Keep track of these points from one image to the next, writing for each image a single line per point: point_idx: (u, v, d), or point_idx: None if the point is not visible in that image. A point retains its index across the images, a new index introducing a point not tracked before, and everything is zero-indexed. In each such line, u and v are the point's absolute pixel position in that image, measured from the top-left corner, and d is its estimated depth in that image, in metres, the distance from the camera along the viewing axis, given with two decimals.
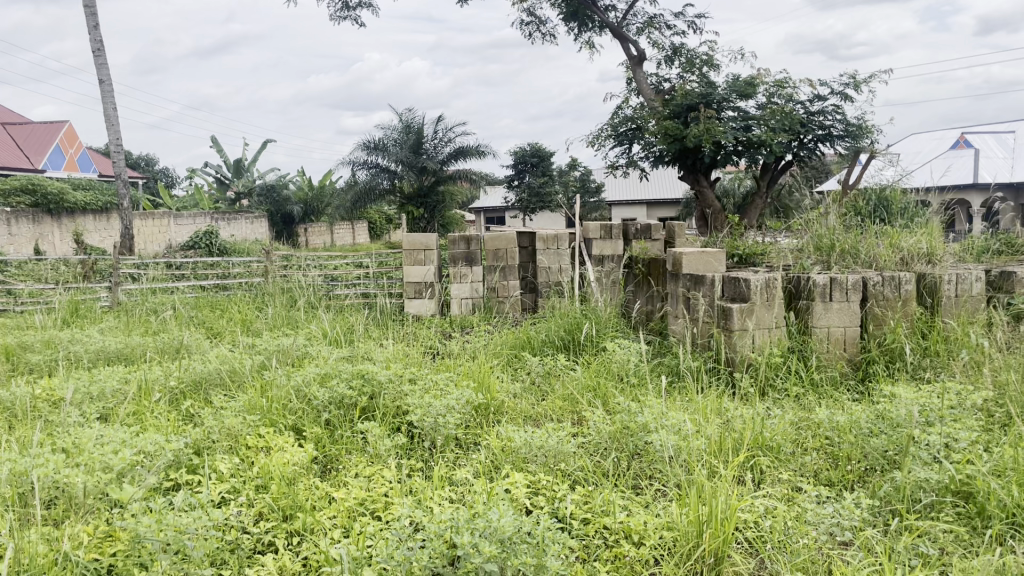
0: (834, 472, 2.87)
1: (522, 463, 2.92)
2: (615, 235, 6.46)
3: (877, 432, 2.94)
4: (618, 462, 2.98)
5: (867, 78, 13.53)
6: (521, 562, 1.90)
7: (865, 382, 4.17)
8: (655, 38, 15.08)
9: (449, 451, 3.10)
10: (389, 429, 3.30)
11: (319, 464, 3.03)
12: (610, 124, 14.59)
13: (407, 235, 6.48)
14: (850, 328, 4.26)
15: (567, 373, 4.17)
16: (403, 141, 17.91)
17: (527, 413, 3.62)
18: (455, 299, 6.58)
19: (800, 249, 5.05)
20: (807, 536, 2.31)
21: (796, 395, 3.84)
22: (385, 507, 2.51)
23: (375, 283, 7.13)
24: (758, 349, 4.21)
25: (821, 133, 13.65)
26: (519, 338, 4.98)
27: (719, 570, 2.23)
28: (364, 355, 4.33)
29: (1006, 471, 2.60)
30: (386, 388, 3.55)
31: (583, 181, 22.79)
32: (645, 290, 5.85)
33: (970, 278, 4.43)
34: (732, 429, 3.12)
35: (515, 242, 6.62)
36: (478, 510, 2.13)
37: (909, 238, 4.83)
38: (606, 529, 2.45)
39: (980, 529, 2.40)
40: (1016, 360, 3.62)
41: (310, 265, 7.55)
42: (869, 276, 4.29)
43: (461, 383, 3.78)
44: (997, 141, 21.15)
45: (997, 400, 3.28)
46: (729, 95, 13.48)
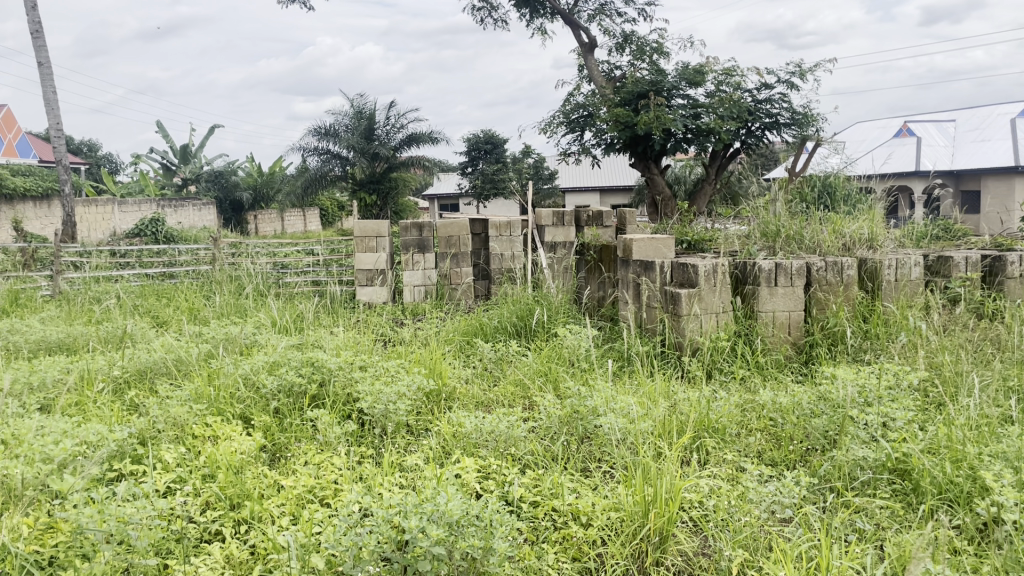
0: (777, 452, 2.94)
1: (472, 448, 2.94)
2: (567, 222, 6.44)
3: (818, 413, 3.03)
4: (568, 445, 3.02)
5: (813, 67, 13.74)
6: (469, 545, 1.92)
7: (809, 364, 4.28)
8: (606, 25, 15.14)
9: (400, 438, 3.11)
10: (338, 416, 3.29)
11: (267, 452, 3.01)
12: (563, 111, 14.62)
13: (358, 222, 6.40)
14: (794, 312, 4.36)
15: (518, 359, 4.20)
16: (354, 127, 17.72)
17: (478, 399, 3.64)
18: (407, 286, 6.56)
19: (746, 234, 5.13)
20: (749, 514, 2.37)
21: (741, 378, 3.95)
22: (334, 494, 2.52)
23: (325, 271, 7.04)
24: (706, 333, 4.30)
25: (768, 120, 13.86)
26: (471, 324, 4.99)
27: (664, 549, 2.28)
28: (314, 342, 4.32)
29: (939, 449, 2.69)
30: (336, 375, 3.54)
31: (536, 168, 22.98)
32: (597, 276, 5.96)
33: (909, 263, 4.53)
34: (678, 412, 3.20)
35: (467, 228, 6.51)
36: (427, 494, 2.14)
37: (852, 224, 4.93)
38: (554, 511, 2.49)
39: (914, 504, 2.49)
40: (951, 343, 3.72)
41: (258, 252, 7.47)
42: (813, 261, 4.39)
43: (412, 369, 3.77)
44: (938, 129, 21.73)
45: (933, 381, 3.40)
46: (679, 83, 13.63)
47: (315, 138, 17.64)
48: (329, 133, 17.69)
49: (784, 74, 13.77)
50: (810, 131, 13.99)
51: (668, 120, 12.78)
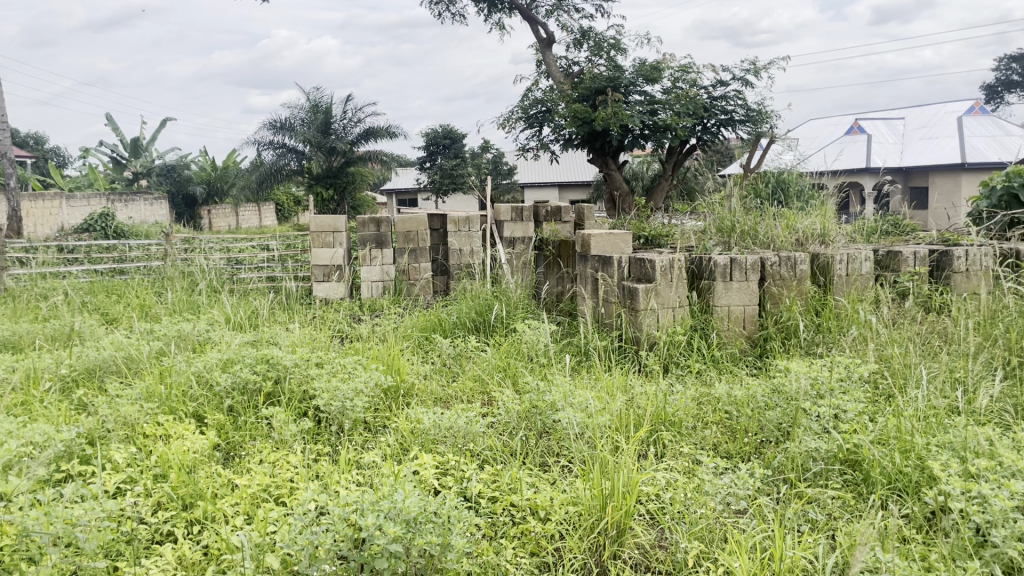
0: (732, 444, 2.98)
1: (430, 444, 2.93)
2: (525, 217, 6.52)
3: (772, 405, 3.07)
4: (527, 440, 3.03)
5: (767, 64, 13.92)
6: (426, 542, 1.91)
7: (763, 358, 4.35)
8: (564, 21, 15.16)
9: (357, 435, 3.08)
10: (294, 413, 3.25)
11: (220, 451, 2.96)
12: (521, 106, 14.61)
13: (315, 217, 6.33)
14: (749, 306, 4.43)
15: (477, 354, 4.19)
16: (311, 121, 17.50)
17: (436, 396, 3.62)
18: (366, 282, 6.48)
19: (702, 230, 5.18)
20: (704, 506, 2.40)
21: (697, 371, 4.00)
22: (290, 492, 2.49)
23: (280, 266, 6.95)
24: (662, 327, 4.34)
25: (723, 117, 14.02)
26: (430, 321, 4.96)
27: (621, 543, 2.29)
28: (270, 339, 4.26)
29: (889, 439, 2.75)
30: (292, 372, 3.50)
31: (495, 163, 22.97)
32: (556, 271, 6.01)
33: (860, 258, 4.62)
34: (635, 406, 3.23)
35: (426, 224, 6.53)
36: (384, 492, 2.12)
37: (805, 220, 5.02)
38: (512, 506, 2.49)
39: (865, 494, 2.55)
40: (900, 336, 3.80)
41: (212, 247, 7.34)
42: (767, 256, 4.46)
43: (369, 366, 3.74)
44: (888, 126, 22.22)
45: (882, 373, 3.47)
46: (636, 80, 13.71)
47: (270, 132, 17.39)
48: (284, 127, 17.46)
49: (739, 72, 13.95)
50: (764, 128, 14.18)
51: (625, 117, 12.87)
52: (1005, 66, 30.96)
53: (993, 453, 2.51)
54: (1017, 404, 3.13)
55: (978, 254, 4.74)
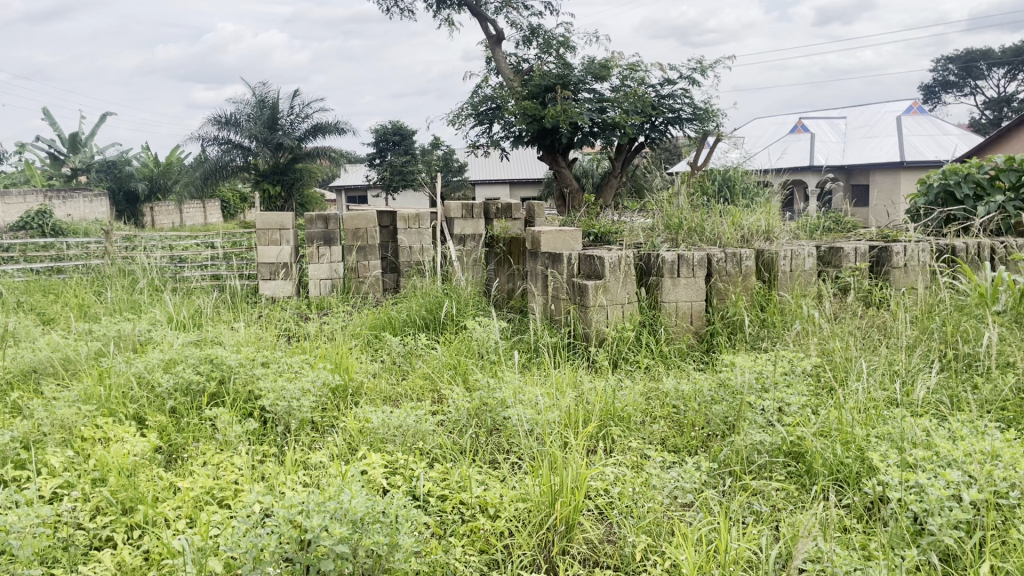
0: (680, 438, 3.02)
1: (379, 443, 2.90)
2: (477, 215, 6.44)
3: (718, 399, 3.12)
4: (477, 438, 3.03)
5: (714, 63, 14.11)
6: (374, 542, 1.89)
7: (710, 353, 4.41)
8: (513, 18, 15.17)
9: (304, 435, 3.04)
10: (239, 414, 3.19)
11: (163, 454, 2.90)
12: (470, 103, 14.58)
13: (260, 215, 6.24)
14: (696, 302, 4.50)
15: (427, 352, 4.17)
16: (257, 116, 17.22)
17: (386, 395, 3.59)
18: (314, 280, 6.41)
19: (651, 227, 5.23)
20: (652, 500, 2.43)
21: (645, 367, 4.05)
22: (234, 494, 2.44)
23: (225, 263, 6.83)
24: (612, 324, 4.38)
25: (671, 116, 14.16)
26: (380, 318, 4.92)
27: (570, 538, 2.31)
28: (214, 339, 4.18)
29: (831, 431, 2.81)
30: (237, 372, 3.44)
31: (446, 160, 22.88)
32: (507, 269, 6.03)
33: (803, 254, 4.71)
34: (584, 402, 3.25)
35: (375, 222, 6.46)
36: (330, 492, 2.10)
37: (750, 217, 5.10)
38: (462, 504, 2.48)
39: (808, 485, 2.60)
40: (842, 330, 3.88)
41: (155, 245, 7.18)
42: (714, 253, 4.53)
43: (317, 365, 3.70)
44: (830, 126, 22.75)
45: (825, 366, 3.54)
46: (585, 77, 13.78)
47: (215, 127, 17.07)
48: (230, 122, 17.17)
49: (686, 70, 14.11)
50: (711, 127, 14.36)
51: (574, 114, 12.95)
52: (942, 67, 31.92)
53: (930, 443, 2.58)
54: (952, 395, 3.23)
55: (916, 250, 4.88)
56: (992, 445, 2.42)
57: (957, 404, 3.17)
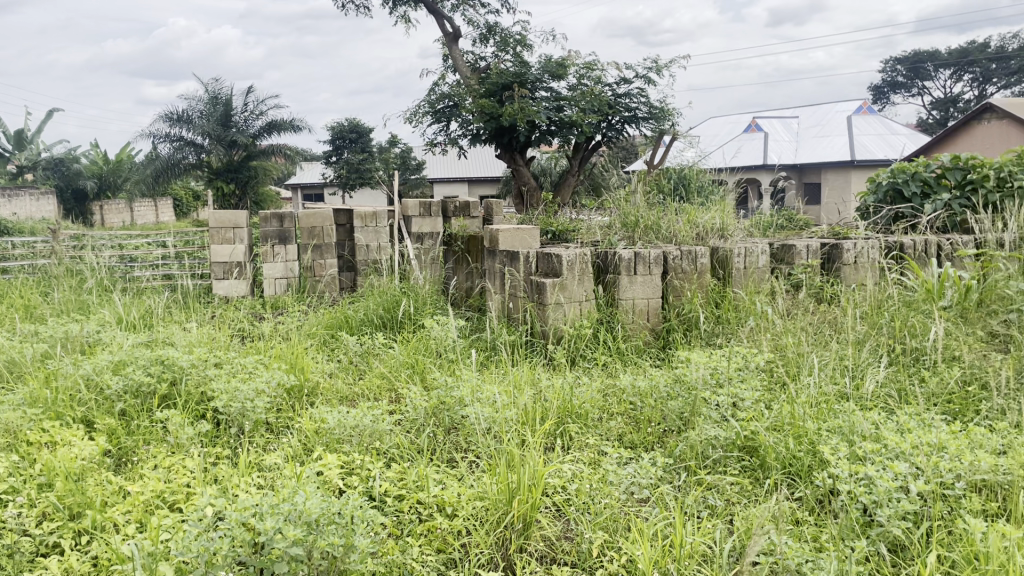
0: (636, 434, 3.05)
1: (335, 444, 2.87)
2: (434, 212, 6.45)
3: (674, 395, 3.16)
4: (434, 437, 3.02)
5: (669, 63, 14.24)
6: (329, 544, 1.87)
7: (666, 349, 4.46)
8: (470, 16, 15.13)
9: (258, 437, 3.00)
10: (191, 416, 3.14)
11: (112, 458, 2.84)
12: (428, 101, 14.52)
13: (213, 213, 6.13)
14: (652, 299, 4.53)
15: (384, 352, 4.14)
16: (210, 113, 16.96)
17: (342, 395, 3.56)
18: (268, 279, 6.32)
19: (608, 226, 5.32)
20: (609, 496, 2.44)
21: (603, 364, 4.07)
22: (186, 498, 2.40)
23: (177, 263, 6.70)
24: (569, 321, 4.39)
25: (627, 114, 14.26)
26: (336, 318, 4.88)
27: (527, 536, 2.31)
28: (165, 339, 4.10)
29: (783, 426, 2.85)
30: (189, 373, 3.37)
31: (403, 158, 22.76)
32: (465, 267, 6.02)
33: (756, 252, 4.78)
34: (542, 400, 3.25)
35: (332, 219, 6.38)
36: (284, 494, 2.07)
37: (705, 215, 5.15)
38: (419, 503, 2.47)
39: (761, 479, 2.64)
40: (794, 326, 3.94)
41: (104, 245, 7.02)
42: (669, 251, 4.58)
43: (271, 365, 3.65)
44: (783, 125, 23.12)
45: (778, 361, 3.59)
46: (542, 76, 13.82)
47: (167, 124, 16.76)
48: (181, 119, 16.87)
49: (642, 70, 14.22)
50: (667, 125, 14.49)
51: (531, 112, 13.00)
52: (891, 68, 32.63)
53: (879, 436, 2.63)
54: (900, 388, 3.30)
55: (866, 247, 4.99)
56: (938, 437, 2.48)
57: (905, 397, 3.24)
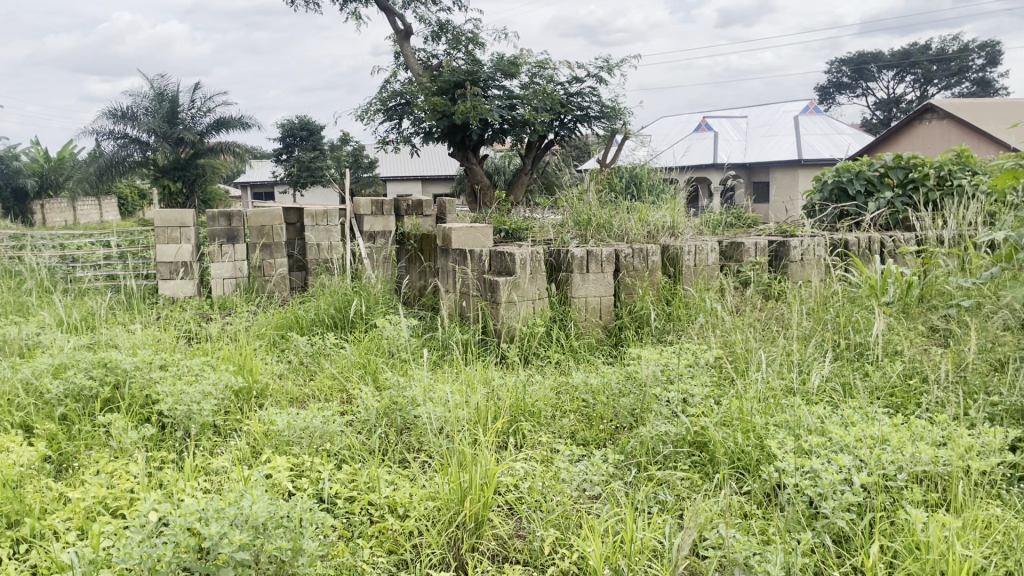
0: (589, 431, 3.06)
1: (284, 446, 2.83)
2: (386, 211, 6.47)
3: (626, 392, 3.19)
4: (386, 437, 3.00)
5: (620, 62, 14.34)
6: (277, 547, 1.84)
7: (618, 346, 4.49)
8: (421, 13, 15.05)
9: (205, 440, 2.94)
10: (135, 420, 3.07)
11: (52, 464, 2.76)
12: (379, 98, 14.42)
13: (158, 212, 5.99)
14: (604, 297, 4.57)
15: (335, 352, 4.09)
16: (156, 110, 16.68)
17: (292, 396, 3.51)
18: (216, 279, 6.21)
19: (561, 224, 5.36)
20: (561, 494, 2.45)
21: (556, 361, 4.08)
22: (130, 503, 2.34)
23: (121, 263, 6.54)
24: (523, 320, 4.40)
25: (579, 113, 14.33)
26: (286, 318, 4.81)
27: (479, 535, 2.31)
28: (108, 342, 4.00)
29: (732, 421, 2.89)
30: (133, 376, 3.29)
31: (355, 156, 22.55)
32: (417, 265, 6.00)
33: (706, 249, 4.85)
34: (495, 398, 3.26)
35: (281, 218, 6.28)
36: (230, 498, 2.03)
37: (656, 213, 5.19)
38: (371, 505, 2.45)
39: (711, 474, 2.67)
40: (742, 322, 4.00)
41: (45, 245, 6.83)
42: (621, 248, 4.61)
43: (219, 367, 3.58)
44: (732, 125, 23.47)
45: (727, 357, 3.64)
46: (494, 74, 13.83)
47: (110, 121, 16.38)
48: (126, 116, 16.53)
49: (594, 69, 14.30)
50: (619, 124, 14.59)
51: (483, 110, 13.00)
52: (835, 69, 33.35)
53: (824, 429, 2.69)
54: (844, 382, 3.37)
55: (811, 244, 5.09)
56: (881, 430, 2.54)
57: (849, 390, 3.31)
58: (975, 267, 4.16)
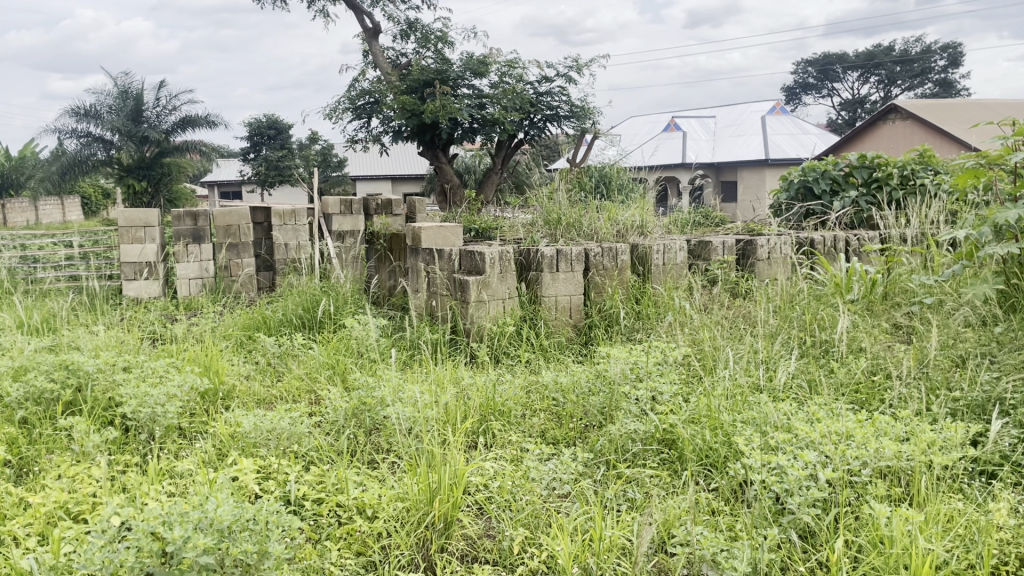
0: (558, 430, 3.07)
1: (251, 448, 2.80)
2: (355, 210, 6.36)
3: (595, 391, 3.20)
4: (355, 438, 2.98)
5: (589, 61, 14.38)
6: (242, 551, 1.82)
7: (588, 345, 4.50)
8: (390, 11, 14.97)
9: (170, 443, 2.90)
10: (98, 423, 3.01)
11: (12, 469, 2.71)
12: (348, 97, 14.33)
13: (122, 211, 5.91)
14: (574, 296, 4.58)
15: (303, 352, 4.06)
16: (120, 108, 16.50)
17: (259, 397, 3.48)
18: (182, 280, 6.09)
19: (531, 223, 5.36)
20: (531, 493, 2.45)
21: (526, 360, 4.08)
22: (92, 508, 2.30)
23: (84, 263, 6.43)
24: (493, 319, 4.40)
25: (549, 112, 14.35)
26: (253, 318, 4.76)
27: (449, 535, 2.30)
28: (70, 344, 3.93)
29: (700, 418, 2.91)
30: (96, 378, 3.24)
31: (324, 155, 22.38)
32: (387, 265, 5.98)
33: (675, 248, 4.88)
34: (465, 398, 3.25)
35: (248, 218, 6.26)
36: (195, 501, 2.00)
37: (625, 212, 5.21)
38: (339, 506, 2.43)
39: (679, 471, 2.69)
40: (710, 321, 4.03)
41: (6, 244, 6.72)
42: (590, 248, 4.63)
43: (184, 368, 3.52)
44: (700, 125, 23.65)
45: (695, 355, 3.66)
46: (464, 73, 13.80)
47: (73, 119, 16.11)
48: (89, 114, 16.29)
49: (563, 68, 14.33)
50: (588, 124, 14.63)
51: (453, 110, 12.97)
52: (801, 70, 33.74)
53: (790, 426, 2.72)
54: (810, 379, 3.41)
55: (778, 243, 5.13)
56: (846, 426, 2.57)
57: (814, 387, 3.35)
58: (937, 265, 4.23)
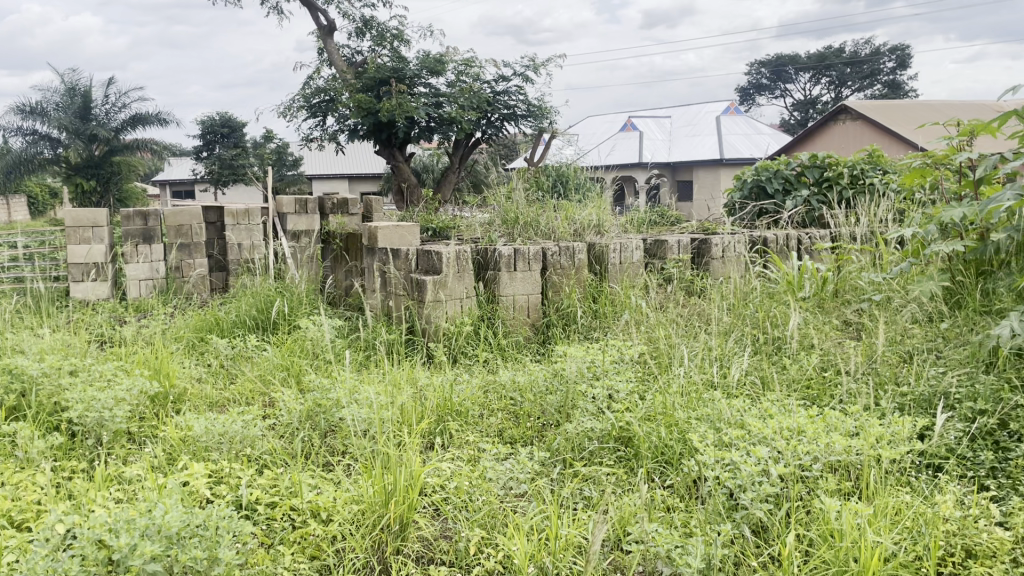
0: (516, 429, 3.07)
1: (202, 453, 2.75)
2: (309, 210, 6.35)
3: (553, 390, 3.21)
4: (310, 440, 2.94)
5: (546, 61, 14.40)
6: (191, 558, 1.78)
7: (546, 344, 4.51)
8: (345, 9, 14.84)
9: (118, 448, 2.83)
10: (43, 428, 2.93)
11: None
12: (302, 95, 14.17)
13: (69, 211, 5.77)
14: (531, 295, 4.58)
15: (257, 354, 4.00)
16: (67, 105, 16.09)
17: (211, 400, 3.42)
18: (132, 280, 5.97)
19: (488, 222, 5.35)
20: (487, 493, 2.45)
21: (483, 360, 4.08)
22: (37, 516, 2.24)
23: (30, 265, 6.26)
24: (450, 319, 4.38)
25: (506, 112, 14.35)
26: (206, 320, 4.68)
27: (404, 537, 2.29)
28: (14, 347, 3.83)
29: (655, 416, 2.93)
30: (40, 383, 3.16)
31: (279, 153, 22.11)
32: (343, 265, 5.93)
33: (631, 247, 4.92)
34: (421, 398, 3.23)
35: (200, 218, 6.15)
36: (142, 508, 1.95)
37: (582, 212, 5.24)
38: (293, 510, 2.40)
39: (635, 468, 2.71)
40: (665, 319, 4.07)
41: None
42: (548, 247, 4.63)
43: (133, 371, 3.44)
44: (656, 125, 23.88)
45: (651, 353, 3.69)
46: (420, 72, 13.73)
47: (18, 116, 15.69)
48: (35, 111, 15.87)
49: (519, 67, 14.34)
50: (545, 123, 14.67)
51: (409, 109, 12.91)
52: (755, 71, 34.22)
53: (743, 422, 2.75)
54: (763, 375, 3.46)
55: (732, 242, 5.20)
56: (797, 422, 2.61)
57: (767, 384, 3.40)
58: (885, 263, 4.32)
